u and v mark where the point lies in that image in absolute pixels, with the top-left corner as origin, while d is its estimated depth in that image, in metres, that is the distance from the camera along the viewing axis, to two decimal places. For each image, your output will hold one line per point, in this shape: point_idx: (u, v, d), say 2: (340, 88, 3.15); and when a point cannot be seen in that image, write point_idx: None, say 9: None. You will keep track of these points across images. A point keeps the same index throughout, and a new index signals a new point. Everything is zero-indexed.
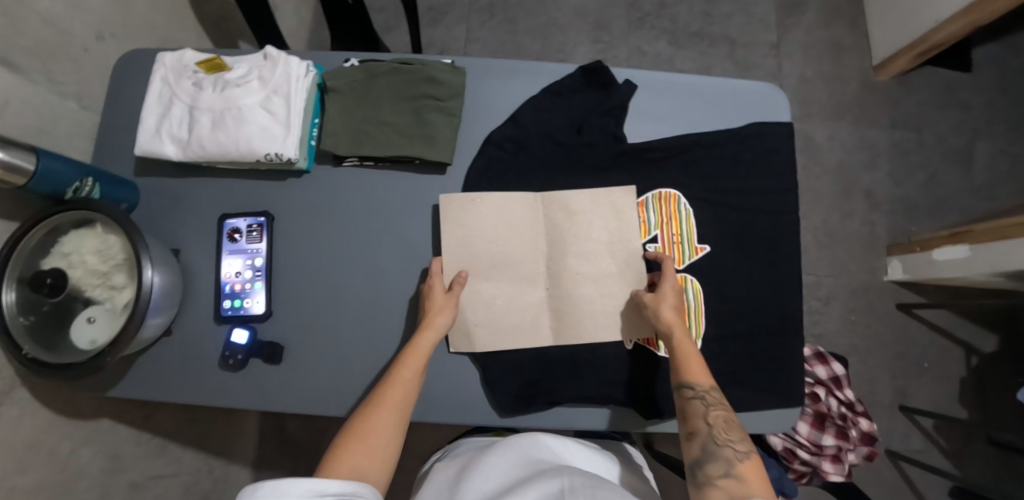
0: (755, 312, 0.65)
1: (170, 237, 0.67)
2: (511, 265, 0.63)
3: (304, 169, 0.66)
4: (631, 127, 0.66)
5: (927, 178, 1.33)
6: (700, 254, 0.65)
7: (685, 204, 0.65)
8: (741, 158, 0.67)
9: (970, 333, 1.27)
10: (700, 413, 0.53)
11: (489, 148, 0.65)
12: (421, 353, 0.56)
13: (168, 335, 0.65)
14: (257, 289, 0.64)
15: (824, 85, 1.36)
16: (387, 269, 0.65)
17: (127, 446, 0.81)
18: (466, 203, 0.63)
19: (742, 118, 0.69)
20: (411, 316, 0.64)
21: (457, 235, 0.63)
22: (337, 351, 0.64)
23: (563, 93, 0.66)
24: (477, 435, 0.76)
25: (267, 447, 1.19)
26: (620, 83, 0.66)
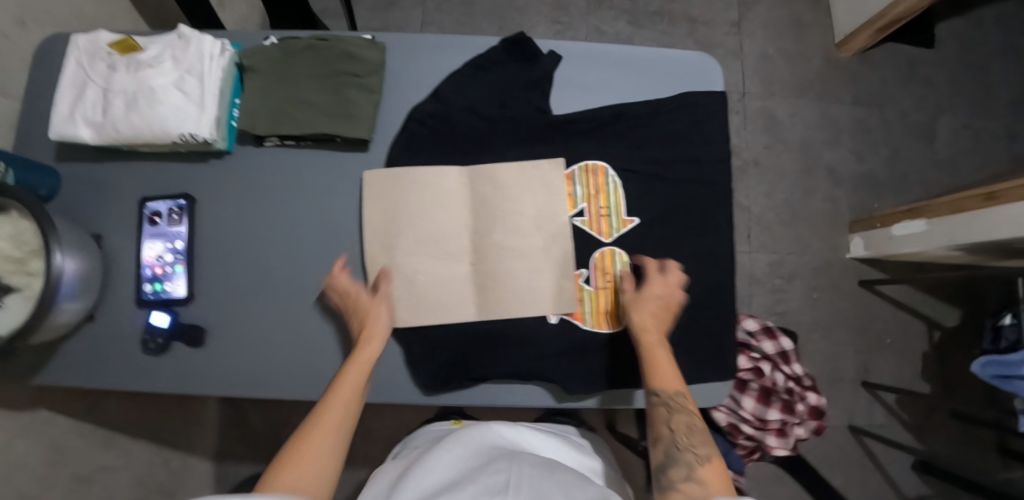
0: (685, 285, 0.64)
1: (92, 223, 0.66)
2: (434, 240, 0.62)
3: (225, 150, 0.65)
4: (556, 99, 0.65)
5: (890, 153, 1.32)
6: (629, 226, 0.63)
7: (613, 176, 0.63)
8: (671, 129, 0.65)
9: (933, 308, 1.27)
10: (663, 417, 0.54)
11: (411, 124, 0.64)
12: (360, 368, 0.55)
13: (91, 320, 0.64)
14: (177, 272, 0.64)
15: (785, 62, 1.35)
16: (311, 249, 0.64)
17: (70, 437, 0.80)
18: (387, 180, 0.62)
19: (674, 88, 0.67)
20: (336, 295, 0.63)
21: (378, 212, 0.62)
22: (258, 333, 0.63)
23: (485, 67, 0.64)
24: (438, 423, 0.76)
25: (228, 437, 1.19)
26: (545, 55, 0.65)
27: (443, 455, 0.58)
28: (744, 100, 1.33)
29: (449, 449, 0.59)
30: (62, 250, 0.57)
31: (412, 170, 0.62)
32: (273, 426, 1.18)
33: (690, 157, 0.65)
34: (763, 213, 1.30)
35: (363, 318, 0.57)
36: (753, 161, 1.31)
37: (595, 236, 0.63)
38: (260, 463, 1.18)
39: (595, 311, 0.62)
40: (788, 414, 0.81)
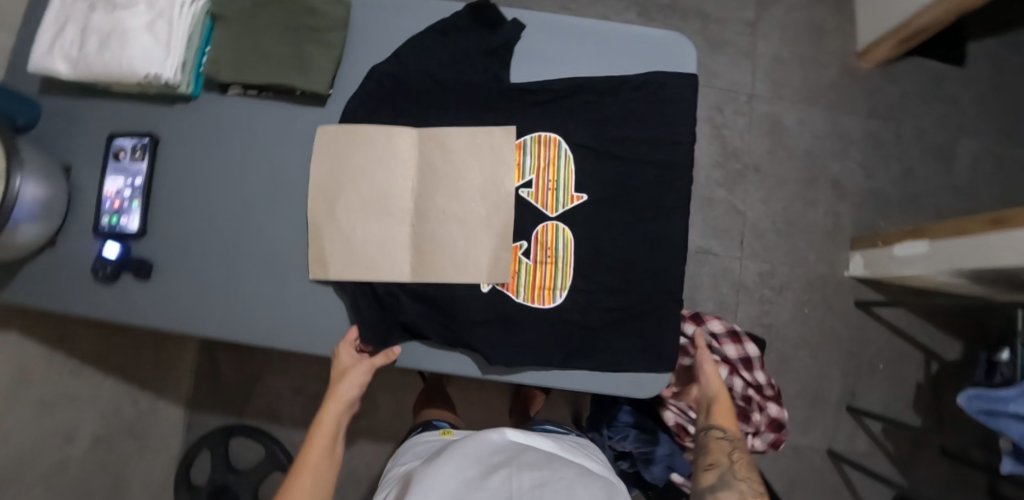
0: (630, 269, 0.61)
1: (63, 154, 0.69)
2: (375, 198, 0.62)
3: (191, 95, 0.67)
4: (516, 69, 0.66)
5: (903, 172, 1.26)
6: (576, 202, 0.62)
7: (565, 149, 0.62)
8: (631, 108, 0.63)
9: (931, 338, 1.20)
10: (722, 447, 0.65)
11: (368, 83, 0.63)
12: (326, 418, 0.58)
13: (52, 246, 0.67)
14: (135, 208, 0.66)
15: (799, 67, 1.30)
16: (261, 198, 0.66)
17: (37, 363, 0.84)
18: (338, 135, 0.63)
19: (639, 66, 0.66)
20: (280, 244, 0.65)
21: (326, 165, 0.63)
22: (203, 273, 0.65)
23: (446, 31, 0.64)
24: (426, 433, 0.75)
25: (202, 387, 1.23)
26: (507, 22, 0.63)
27: (442, 470, 0.52)
28: (751, 103, 1.29)
29: (449, 461, 0.54)
30: (23, 175, 0.59)
31: (360, 127, 0.62)
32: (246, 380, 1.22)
33: (648, 137, 0.62)
34: (758, 221, 1.25)
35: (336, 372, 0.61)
36: (754, 167, 1.27)
37: (540, 209, 0.62)
38: (229, 415, 1.21)
39: (530, 285, 0.60)
40: None
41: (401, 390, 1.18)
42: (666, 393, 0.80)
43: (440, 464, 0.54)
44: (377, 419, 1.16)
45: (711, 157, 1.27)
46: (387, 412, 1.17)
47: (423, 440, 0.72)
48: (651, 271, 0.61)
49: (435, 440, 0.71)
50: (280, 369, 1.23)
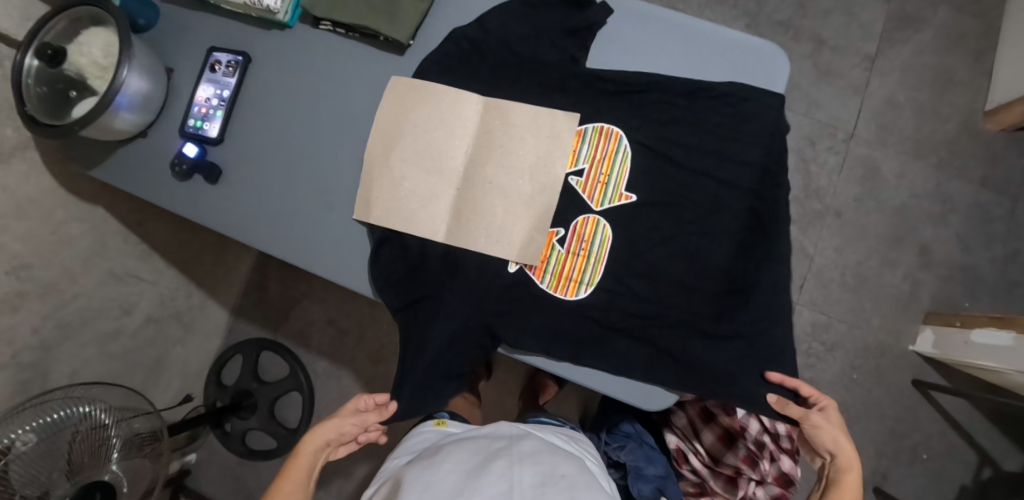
0: (662, 281, 0.59)
1: (168, 57, 0.76)
2: (430, 156, 0.64)
3: (286, 23, 0.71)
4: (593, 53, 0.64)
5: (1006, 254, 1.12)
6: (624, 201, 0.60)
7: (625, 145, 0.61)
8: (704, 118, 0.60)
9: (992, 442, 1.08)
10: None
11: (447, 43, 0.64)
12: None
13: (143, 137, 0.73)
14: (217, 116, 0.71)
15: (913, 115, 1.17)
16: (328, 131, 0.69)
17: (114, 240, 0.94)
18: (408, 87, 0.64)
19: (724, 78, 0.62)
20: (334, 179, 0.68)
21: (393, 113, 0.65)
22: (261, 190, 0.70)
23: (534, 6, 0.63)
24: (421, 424, 0.73)
25: (248, 297, 1.33)
26: (596, 4, 0.62)
27: (438, 470, 0.50)
28: (849, 143, 1.18)
29: (449, 455, 0.53)
30: (130, 68, 0.66)
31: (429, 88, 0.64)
32: (287, 301, 1.31)
33: (715, 152, 0.60)
34: (825, 268, 1.16)
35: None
36: (835, 210, 1.17)
37: (585, 200, 0.61)
38: (266, 329, 1.31)
39: (557, 273, 0.60)
40: (746, 466, 0.71)
41: None
42: (676, 416, 0.81)
43: (439, 460, 0.52)
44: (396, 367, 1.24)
45: (790, 191, 1.19)
46: None
47: (418, 432, 0.69)
48: (686, 288, 0.59)
49: (430, 432, 0.69)
50: (318, 299, 1.30)
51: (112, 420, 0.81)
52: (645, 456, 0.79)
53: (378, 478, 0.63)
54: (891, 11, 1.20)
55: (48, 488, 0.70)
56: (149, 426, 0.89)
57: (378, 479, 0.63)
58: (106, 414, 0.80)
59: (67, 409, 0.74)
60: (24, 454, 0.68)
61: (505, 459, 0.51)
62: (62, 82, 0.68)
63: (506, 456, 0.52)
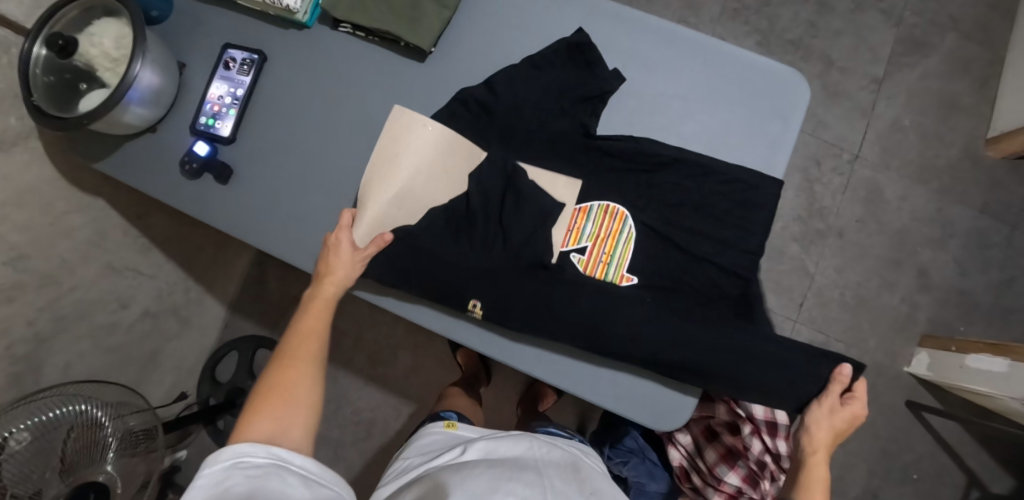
0: None
1: (180, 49, 0.74)
2: (417, 202, 0.62)
3: (305, 23, 0.70)
4: (606, 118, 0.64)
5: (1002, 280, 1.14)
6: (626, 282, 0.61)
7: (630, 225, 0.61)
8: (713, 202, 0.60)
9: (981, 464, 1.10)
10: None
11: (454, 102, 0.63)
12: (321, 307, 0.60)
13: (153, 132, 0.72)
14: (229, 115, 0.70)
15: (917, 139, 1.19)
16: (329, 171, 0.68)
17: (115, 232, 0.92)
18: (410, 123, 0.61)
19: (744, 115, 0.62)
20: (343, 203, 0.67)
21: (387, 149, 0.62)
22: (258, 215, 0.68)
23: (542, 68, 0.63)
24: (431, 424, 0.72)
25: (246, 293, 1.31)
26: (608, 70, 0.62)
27: (472, 473, 0.52)
28: (854, 164, 1.20)
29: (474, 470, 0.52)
30: (143, 62, 0.64)
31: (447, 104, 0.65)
32: (285, 298, 1.30)
33: (734, 179, 0.60)
34: (825, 288, 1.18)
35: (331, 265, 0.60)
36: (837, 230, 1.18)
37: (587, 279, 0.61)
38: (262, 325, 1.29)
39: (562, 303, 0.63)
40: (747, 485, 0.73)
41: (423, 350, 1.24)
42: (677, 433, 0.81)
43: (469, 466, 0.53)
44: (394, 368, 1.24)
45: (794, 209, 1.20)
46: (403, 365, 1.24)
47: (429, 432, 0.69)
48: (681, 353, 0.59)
49: (440, 434, 0.68)
50: None
51: (108, 417, 0.80)
52: (647, 472, 0.82)
53: (388, 478, 0.62)
54: (900, 36, 1.22)
55: (40, 489, 0.67)
56: (145, 423, 0.87)
57: (387, 479, 0.63)
58: (102, 411, 0.79)
59: (62, 408, 0.73)
60: (18, 453, 0.66)
61: (536, 477, 0.53)
62: (70, 73, 0.67)
63: (536, 474, 0.53)
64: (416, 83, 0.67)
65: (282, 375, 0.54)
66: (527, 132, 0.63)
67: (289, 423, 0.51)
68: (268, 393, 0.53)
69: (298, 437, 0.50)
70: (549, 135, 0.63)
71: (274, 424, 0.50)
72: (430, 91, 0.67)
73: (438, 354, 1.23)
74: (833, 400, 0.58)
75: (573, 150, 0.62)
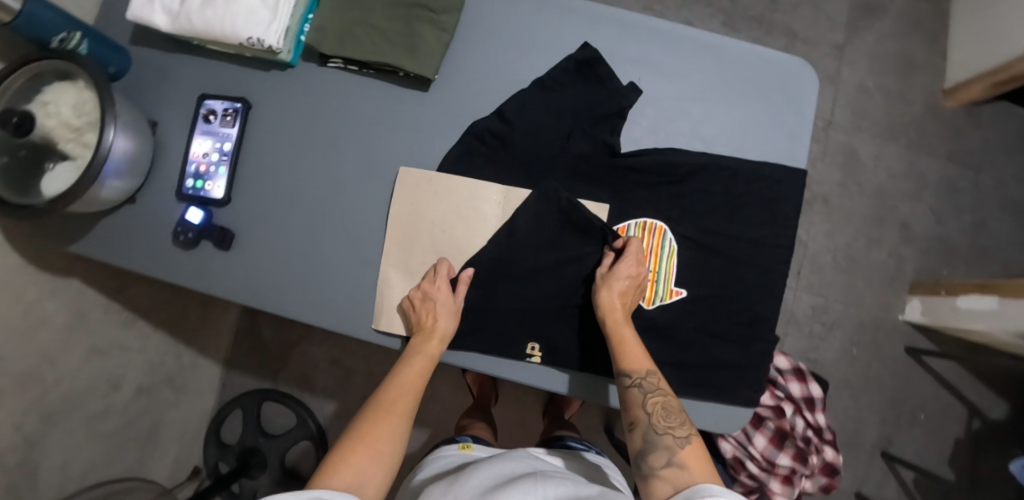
0: (711, 346, 0.61)
1: (150, 108, 0.68)
2: (451, 253, 0.61)
3: (288, 63, 0.65)
4: (626, 134, 0.64)
5: (974, 222, 1.21)
6: (675, 297, 0.61)
7: (670, 239, 0.61)
8: (744, 202, 0.62)
9: (978, 395, 1.18)
10: (637, 401, 0.53)
11: (468, 137, 0.62)
12: (423, 362, 0.57)
13: (132, 202, 0.65)
14: (220, 173, 0.64)
15: (883, 99, 1.24)
16: (343, 219, 0.64)
17: (94, 310, 0.83)
18: (425, 180, 0.62)
19: (760, 113, 0.64)
20: (365, 253, 0.63)
21: (412, 207, 0.62)
22: (272, 277, 0.63)
23: (552, 88, 0.62)
24: (444, 447, 0.72)
25: (239, 347, 1.23)
26: (623, 85, 0.63)
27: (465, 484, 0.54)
28: (828, 130, 1.24)
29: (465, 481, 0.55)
30: (115, 128, 0.58)
31: (460, 139, 0.63)
32: (283, 346, 1.22)
33: (761, 177, 0.62)
34: (819, 253, 1.22)
35: (435, 313, 0.57)
36: (822, 196, 1.23)
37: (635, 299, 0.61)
38: (262, 378, 1.22)
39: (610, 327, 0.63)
40: (799, 463, 0.76)
41: (438, 376, 1.21)
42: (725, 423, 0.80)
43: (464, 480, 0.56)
44: None
45: None
46: (419, 394, 1.20)
47: (443, 455, 0.69)
48: (732, 360, 0.61)
49: (457, 455, 0.69)
50: (318, 339, 1.22)
51: None
52: None
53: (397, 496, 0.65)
54: (853, 2, 1.27)
55: None
56: None
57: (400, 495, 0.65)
58: None
59: None
60: None
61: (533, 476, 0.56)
62: (25, 149, 0.59)
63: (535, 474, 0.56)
64: (425, 115, 0.64)
65: (370, 427, 0.51)
66: (551, 156, 0.62)
67: (366, 479, 0.47)
68: (357, 443, 0.49)
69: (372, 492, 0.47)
70: (572, 157, 0.61)
71: (354, 475, 0.46)
72: (440, 121, 0.64)
73: (455, 377, 1.20)
74: (625, 259, 0.57)
75: (600, 170, 0.61)
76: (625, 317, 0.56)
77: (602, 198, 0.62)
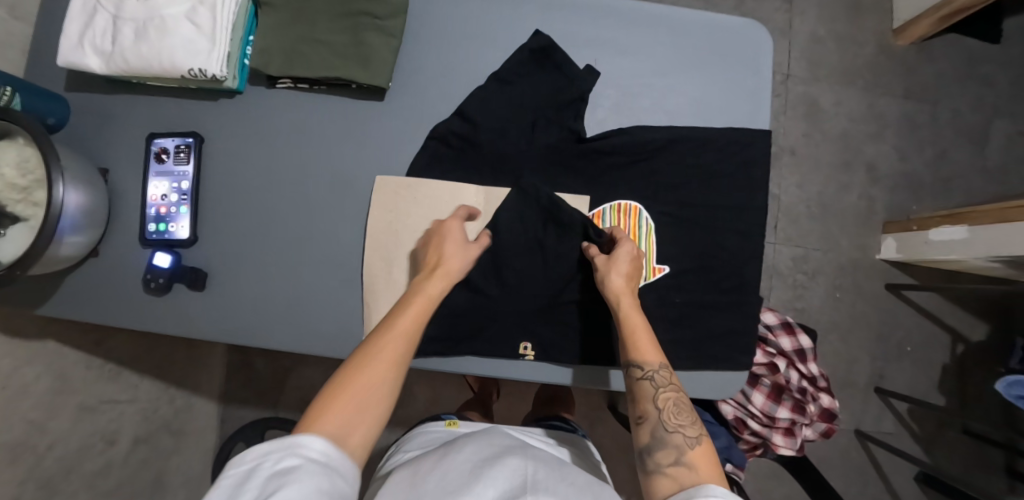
0: (701, 318, 0.62)
1: (98, 156, 0.65)
2: None
3: (236, 89, 0.63)
4: (590, 118, 0.64)
5: (936, 154, 1.24)
6: (659, 274, 0.62)
7: (646, 217, 0.62)
8: (714, 170, 0.63)
9: (959, 320, 1.22)
10: (649, 394, 0.52)
11: (432, 142, 0.61)
12: (425, 303, 0.53)
13: (95, 255, 0.63)
14: (182, 213, 0.62)
15: (835, 46, 1.26)
16: (318, 242, 0.62)
17: (76, 368, 0.81)
18: (400, 190, 0.61)
19: (719, 79, 0.65)
20: (345, 272, 0.62)
21: (387, 219, 0.61)
22: (254, 311, 0.62)
23: (511, 81, 0.61)
24: (432, 424, 0.76)
25: (233, 380, 1.21)
26: (581, 68, 0.62)
27: (457, 456, 0.55)
28: (787, 83, 1.25)
29: (456, 452, 0.56)
30: (64, 183, 0.55)
31: (425, 145, 0.61)
32: (278, 373, 1.21)
33: (728, 143, 0.63)
34: (792, 205, 1.24)
35: (441, 255, 0.56)
36: (789, 149, 1.25)
37: None
38: (262, 408, 1.20)
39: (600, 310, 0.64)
40: (797, 414, 0.78)
41: (439, 379, 1.21)
42: None
43: (453, 451, 0.57)
44: (414, 407, 1.19)
45: None
46: (422, 400, 1.20)
47: (430, 431, 0.73)
48: (721, 327, 0.62)
49: (442, 431, 0.73)
50: (313, 360, 1.20)
51: None
52: (707, 433, 0.80)
53: (387, 468, 0.68)
54: None
55: None
56: None
57: (393, 465, 0.68)
58: None
59: None
60: None
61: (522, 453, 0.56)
62: None
63: (524, 451, 0.57)
64: (385, 124, 0.63)
65: (361, 365, 0.48)
66: (518, 151, 0.61)
67: (355, 422, 0.46)
68: (348, 381, 0.47)
69: (359, 440, 0.45)
70: (543, 150, 0.61)
71: (344, 417, 0.45)
72: (401, 129, 0.63)
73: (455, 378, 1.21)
74: (622, 247, 0.57)
75: (570, 158, 0.61)
76: (634, 303, 0.55)
77: (577, 188, 0.61)
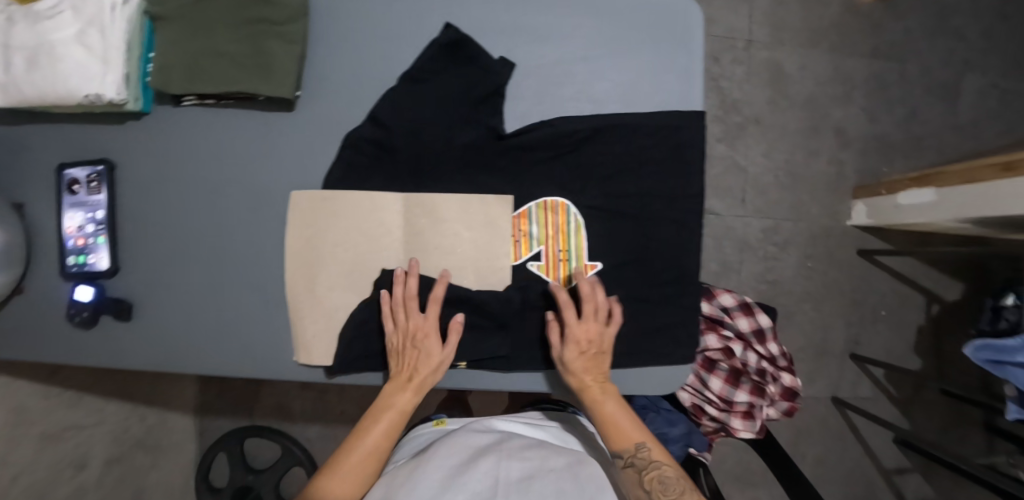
0: (638, 312, 0.61)
1: (12, 190, 0.63)
2: (357, 273, 0.59)
3: (141, 110, 0.61)
4: (510, 111, 0.61)
5: (907, 113, 1.21)
6: (591, 271, 0.60)
7: (574, 212, 0.60)
8: (642, 159, 0.60)
9: (934, 281, 1.21)
10: (635, 481, 0.55)
11: (346, 150, 0.59)
12: (395, 419, 0.56)
13: (20, 293, 0.62)
14: (100, 244, 0.60)
15: (799, 7, 1.21)
16: (242, 263, 0.61)
17: (34, 400, 0.81)
18: (317, 204, 0.59)
19: (647, 60, 0.62)
20: (272, 291, 0.61)
21: (306, 235, 0.59)
22: (184, 338, 0.61)
23: (424, 79, 0.59)
24: (421, 427, 0.77)
25: (209, 391, 1.21)
26: (494, 60, 0.59)
27: (428, 463, 0.55)
28: (750, 49, 1.21)
29: (431, 460, 0.56)
30: None
31: (339, 155, 0.59)
32: (252, 382, 1.21)
33: (657, 129, 0.60)
34: (760, 176, 1.21)
35: (414, 365, 0.56)
36: (755, 119, 1.21)
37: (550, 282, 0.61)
38: (239, 417, 1.21)
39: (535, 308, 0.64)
40: (757, 397, 0.78)
41: None
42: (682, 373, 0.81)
43: (427, 458, 0.57)
44: None
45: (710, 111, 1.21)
46: None
47: (418, 434, 0.74)
48: (660, 319, 0.61)
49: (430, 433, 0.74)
50: None
51: None
52: (666, 420, 0.80)
53: None
54: None
55: None
56: None
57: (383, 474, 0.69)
58: None
59: None
60: None
61: (495, 453, 0.56)
62: None
63: (496, 450, 0.57)
64: (297, 134, 0.61)
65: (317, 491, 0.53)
66: (436, 154, 0.59)
67: None
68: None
69: None
70: (461, 150, 0.59)
71: None
72: (315, 139, 0.60)
73: None
74: (578, 344, 0.56)
75: (492, 156, 0.59)
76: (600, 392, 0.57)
77: (500, 188, 0.60)
